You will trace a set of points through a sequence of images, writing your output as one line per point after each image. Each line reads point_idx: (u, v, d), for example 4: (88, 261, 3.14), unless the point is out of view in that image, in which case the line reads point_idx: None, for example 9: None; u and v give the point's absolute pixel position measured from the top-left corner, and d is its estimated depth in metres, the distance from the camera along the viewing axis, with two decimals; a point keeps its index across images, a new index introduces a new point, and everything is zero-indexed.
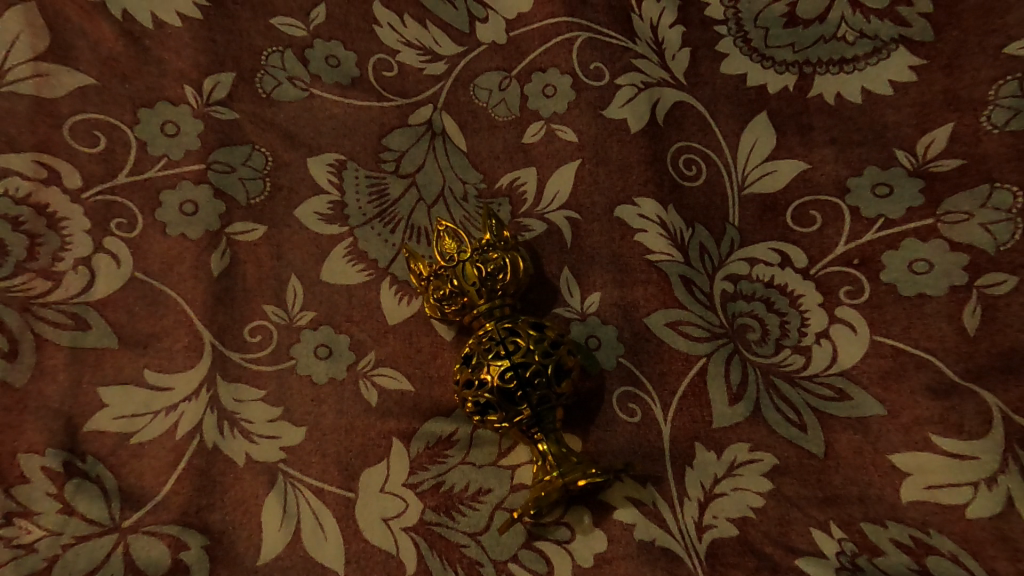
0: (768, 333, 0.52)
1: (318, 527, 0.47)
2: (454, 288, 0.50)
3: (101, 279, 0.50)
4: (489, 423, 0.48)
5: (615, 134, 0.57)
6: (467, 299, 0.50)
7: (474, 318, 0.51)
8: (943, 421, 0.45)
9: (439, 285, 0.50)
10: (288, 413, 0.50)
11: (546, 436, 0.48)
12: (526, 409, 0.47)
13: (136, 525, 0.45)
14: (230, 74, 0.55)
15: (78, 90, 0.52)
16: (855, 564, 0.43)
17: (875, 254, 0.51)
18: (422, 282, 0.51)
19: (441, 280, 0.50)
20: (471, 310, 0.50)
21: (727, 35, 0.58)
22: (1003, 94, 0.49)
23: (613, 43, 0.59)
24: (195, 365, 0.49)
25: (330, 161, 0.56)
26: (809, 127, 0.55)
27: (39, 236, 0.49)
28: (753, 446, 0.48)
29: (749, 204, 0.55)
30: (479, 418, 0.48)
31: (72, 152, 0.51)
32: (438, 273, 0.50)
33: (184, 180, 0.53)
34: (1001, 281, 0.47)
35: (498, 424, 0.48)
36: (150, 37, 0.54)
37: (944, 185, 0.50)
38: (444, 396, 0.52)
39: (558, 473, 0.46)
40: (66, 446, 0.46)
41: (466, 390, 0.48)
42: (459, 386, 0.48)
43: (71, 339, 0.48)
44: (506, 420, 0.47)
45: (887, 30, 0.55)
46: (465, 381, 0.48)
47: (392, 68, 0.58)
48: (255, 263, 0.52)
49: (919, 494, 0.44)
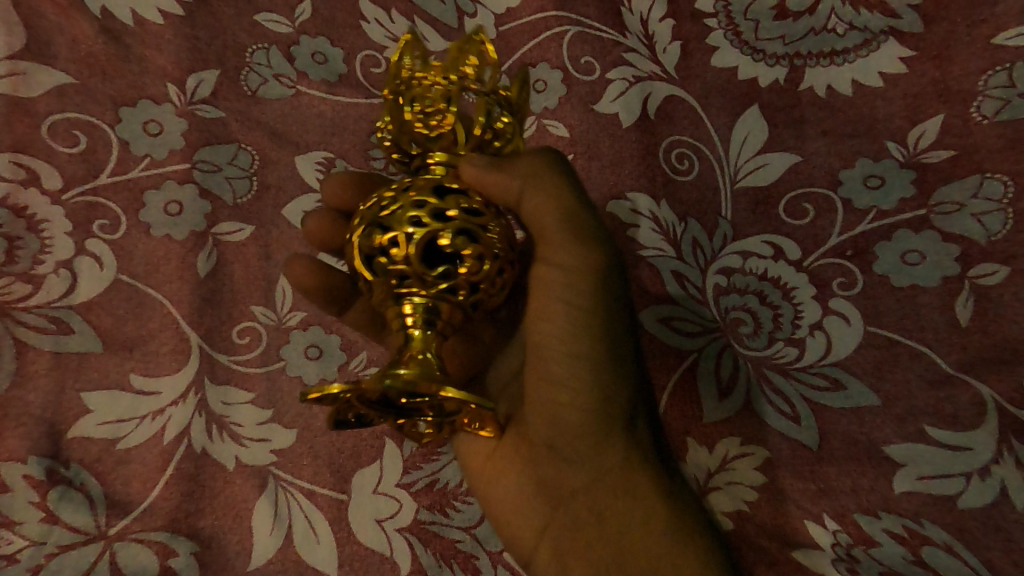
0: (761, 326, 0.51)
1: (311, 530, 0.46)
2: (494, 139, 0.42)
3: (84, 282, 0.49)
4: (397, 266, 0.36)
5: (607, 129, 0.57)
6: (487, 148, 0.42)
7: (421, 153, 0.42)
8: (937, 412, 0.46)
9: (491, 113, 0.42)
10: (278, 415, 0.49)
11: (428, 323, 0.36)
12: (459, 308, 0.37)
13: (123, 533, 0.44)
14: (214, 72, 0.54)
15: (57, 89, 0.51)
16: (851, 555, 0.44)
17: (868, 245, 0.51)
18: (483, 92, 0.41)
19: (499, 123, 0.42)
20: (456, 152, 0.41)
21: (718, 28, 0.58)
22: (992, 85, 0.49)
23: (604, 38, 0.58)
24: (182, 369, 0.49)
25: (319, 158, 0.55)
26: (800, 120, 0.55)
27: (19, 240, 0.48)
28: (745, 439, 0.49)
29: (742, 198, 0.54)
30: (379, 229, 0.37)
31: (52, 152, 0.50)
32: (505, 119, 0.42)
33: (168, 180, 0.52)
34: (993, 272, 0.47)
35: (410, 266, 0.36)
36: (132, 35, 0.53)
37: (935, 176, 0.50)
38: None
39: (427, 364, 0.35)
40: (49, 452, 0.45)
41: (470, 225, 0.36)
42: (425, 207, 0.36)
43: (53, 343, 0.47)
44: (455, 295, 0.37)
45: (877, 22, 0.54)
46: (475, 222, 0.37)
47: (381, 64, 0.57)
48: (244, 263, 0.52)
49: (913, 486, 0.45)
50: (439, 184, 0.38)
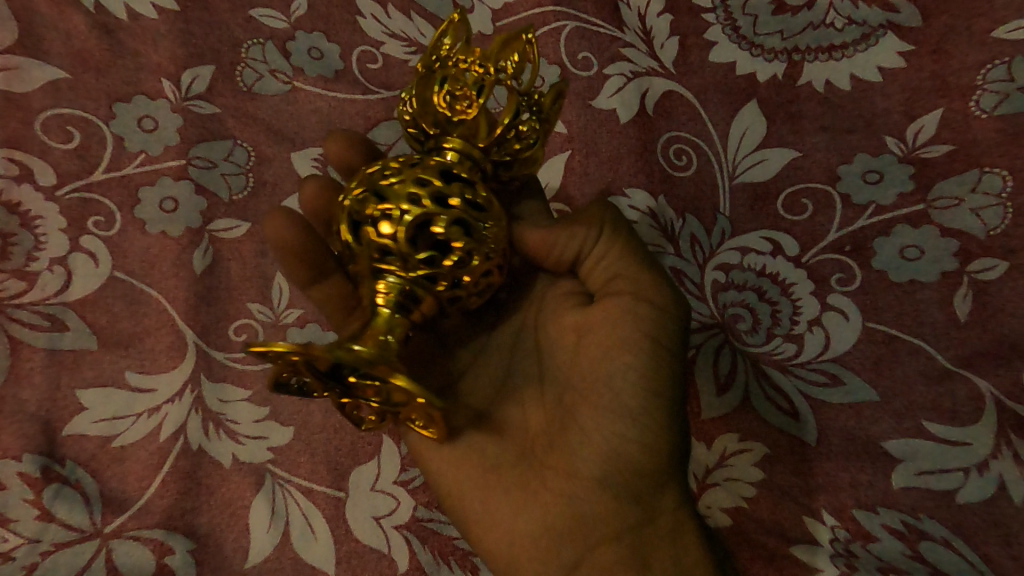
0: (759, 322, 0.51)
1: (307, 527, 0.46)
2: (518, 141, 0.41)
3: (78, 279, 0.49)
4: (382, 241, 0.36)
5: (605, 125, 0.57)
6: (507, 145, 0.40)
7: (439, 134, 0.41)
8: (936, 407, 0.46)
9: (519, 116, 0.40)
10: (274, 412, 0.49)
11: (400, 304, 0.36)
12: (435, 299, 0.37)
13: (119, 531, 0.44)
14: (209, 67, 0.54)
15: (51, 85, 0.50)
16: (850, 551, 0.44)
17: (866, 240, 0.50)
18: (517, 90, 0.40)
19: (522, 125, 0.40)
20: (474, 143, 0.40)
21: (716, 24, 0.57)
22: (990, 79, 0.49)
23: (601, 33, 0.58)
24: (178, 366, 0.48)
25: (315, 154, 0.54)
26: (798, 115, 0.54)
27: (13, 236, 0.48)
28: (743, 435, 0.48)
29: (740, 194, 0.54)
30: (374, 199, 0.36)
31: (46, 148, 0.49)
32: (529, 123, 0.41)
33: (163, 176, 0.52)
34: (992, 266, 0.47)
35: (395, 244, 0.36)
36: (126, 30, 0.53)
37: (934, 171, 0.50)
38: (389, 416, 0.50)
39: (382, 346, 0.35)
40: (43, 450, 0.45)
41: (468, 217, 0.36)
42: (427, 187, 0.36)
43: (48, 340, 0.47)
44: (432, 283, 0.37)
45: (876, 16, 0.54)
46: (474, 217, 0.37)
47: (377, 59, 0.56)
48: (240, 260, 0.51)
49: (911, 480, 0.45)
50: (447, 169, 0.38)
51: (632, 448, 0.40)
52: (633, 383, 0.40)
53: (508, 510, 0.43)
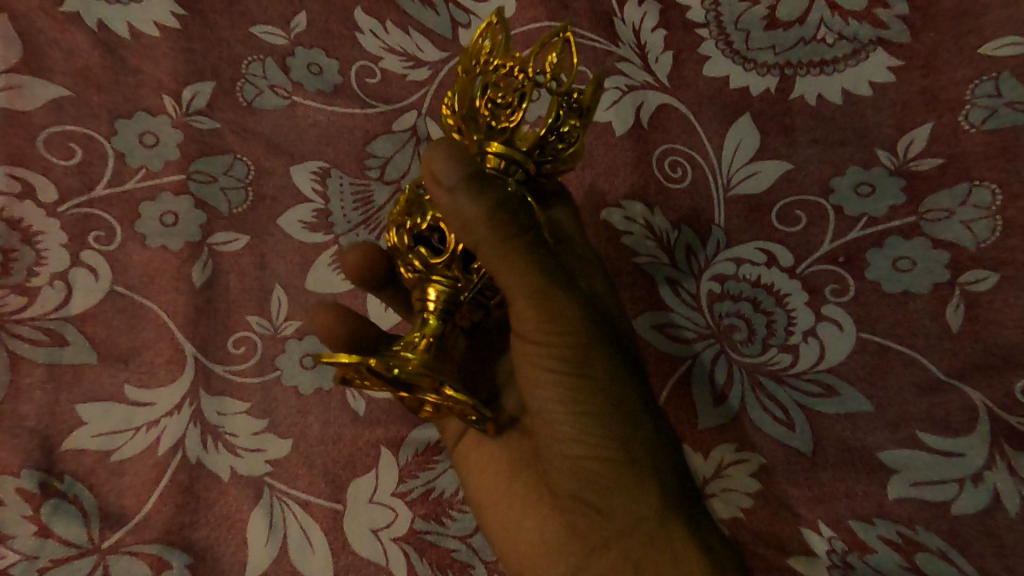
0: (755, 332, 0.51)
1: (305, 540, 0.46)
2: (557, 140, 0.41)
3: (79, 293, 0.49)
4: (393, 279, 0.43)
5: (600, 138, 0.58)
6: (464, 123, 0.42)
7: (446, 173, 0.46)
8: (929, 418, 0.46)
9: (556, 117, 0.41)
10: (273, 425, 0.49)
11: (444, 317, 0.39)
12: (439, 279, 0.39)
13: (116, 546, 0.44)
14: (209, 83, 0.54)
15: (53, 102, 0.51)
16: (846, 562, 0.44)
17: (860, 251, 0.51)
18: (491, 73, 0.41)
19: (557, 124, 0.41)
20: (516, 148, 0.41)
21: (709, 39, 0.58)
22: (978, 94, 0.50)
23: (596, 47, 0.59)
24: (177, 379, 0.49)
25: (314, 168, 0.55)
26: (791, 128, 0.55)
27: (15, 252, 0.49)
28: (739, 446, 0.49)
29: (734, 206, 0.55)
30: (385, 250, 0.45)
31: (47, 165, 0.50)
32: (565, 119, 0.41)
33: (163, 191, 0.52)
34: (983, 278, 0.48)
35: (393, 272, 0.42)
36: (128, 48, 0.54)
37: (925, 183, 0.51)
38: (388, 427, 0.50)
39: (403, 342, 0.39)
40: (42, 465, 0.45)
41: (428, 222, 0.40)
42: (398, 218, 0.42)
43: (48, 355, 0.47)
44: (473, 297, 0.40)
45: (866, 32, 0.55)
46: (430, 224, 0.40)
47: (375, 74, 0.57)
48: (239, 273, 0.52)
49: (906, 491, 0.45)
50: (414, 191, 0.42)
51: (577, 456, 0.40)
52: (551, 399, 0.39)
53: (514, 519, 0.45)
